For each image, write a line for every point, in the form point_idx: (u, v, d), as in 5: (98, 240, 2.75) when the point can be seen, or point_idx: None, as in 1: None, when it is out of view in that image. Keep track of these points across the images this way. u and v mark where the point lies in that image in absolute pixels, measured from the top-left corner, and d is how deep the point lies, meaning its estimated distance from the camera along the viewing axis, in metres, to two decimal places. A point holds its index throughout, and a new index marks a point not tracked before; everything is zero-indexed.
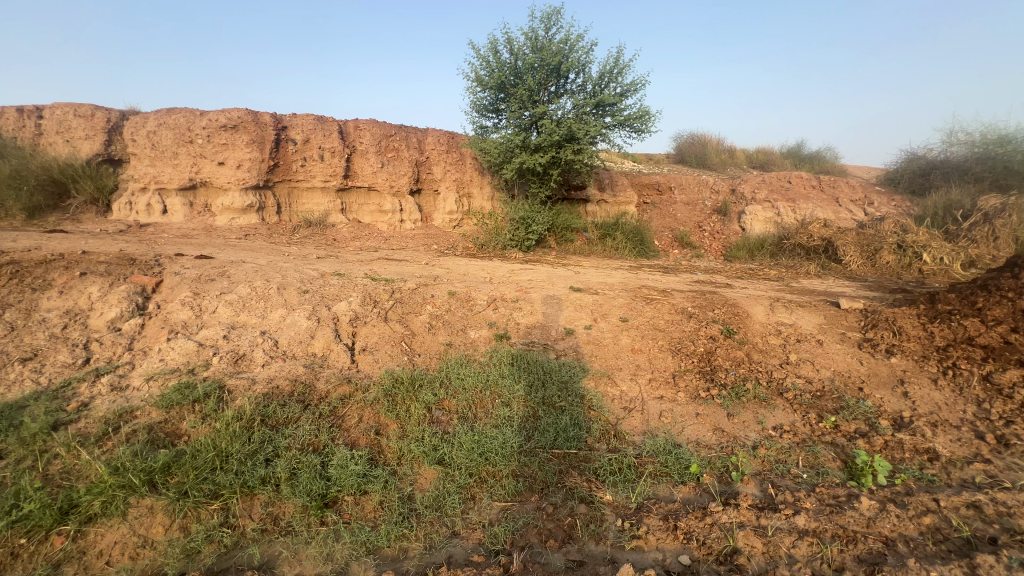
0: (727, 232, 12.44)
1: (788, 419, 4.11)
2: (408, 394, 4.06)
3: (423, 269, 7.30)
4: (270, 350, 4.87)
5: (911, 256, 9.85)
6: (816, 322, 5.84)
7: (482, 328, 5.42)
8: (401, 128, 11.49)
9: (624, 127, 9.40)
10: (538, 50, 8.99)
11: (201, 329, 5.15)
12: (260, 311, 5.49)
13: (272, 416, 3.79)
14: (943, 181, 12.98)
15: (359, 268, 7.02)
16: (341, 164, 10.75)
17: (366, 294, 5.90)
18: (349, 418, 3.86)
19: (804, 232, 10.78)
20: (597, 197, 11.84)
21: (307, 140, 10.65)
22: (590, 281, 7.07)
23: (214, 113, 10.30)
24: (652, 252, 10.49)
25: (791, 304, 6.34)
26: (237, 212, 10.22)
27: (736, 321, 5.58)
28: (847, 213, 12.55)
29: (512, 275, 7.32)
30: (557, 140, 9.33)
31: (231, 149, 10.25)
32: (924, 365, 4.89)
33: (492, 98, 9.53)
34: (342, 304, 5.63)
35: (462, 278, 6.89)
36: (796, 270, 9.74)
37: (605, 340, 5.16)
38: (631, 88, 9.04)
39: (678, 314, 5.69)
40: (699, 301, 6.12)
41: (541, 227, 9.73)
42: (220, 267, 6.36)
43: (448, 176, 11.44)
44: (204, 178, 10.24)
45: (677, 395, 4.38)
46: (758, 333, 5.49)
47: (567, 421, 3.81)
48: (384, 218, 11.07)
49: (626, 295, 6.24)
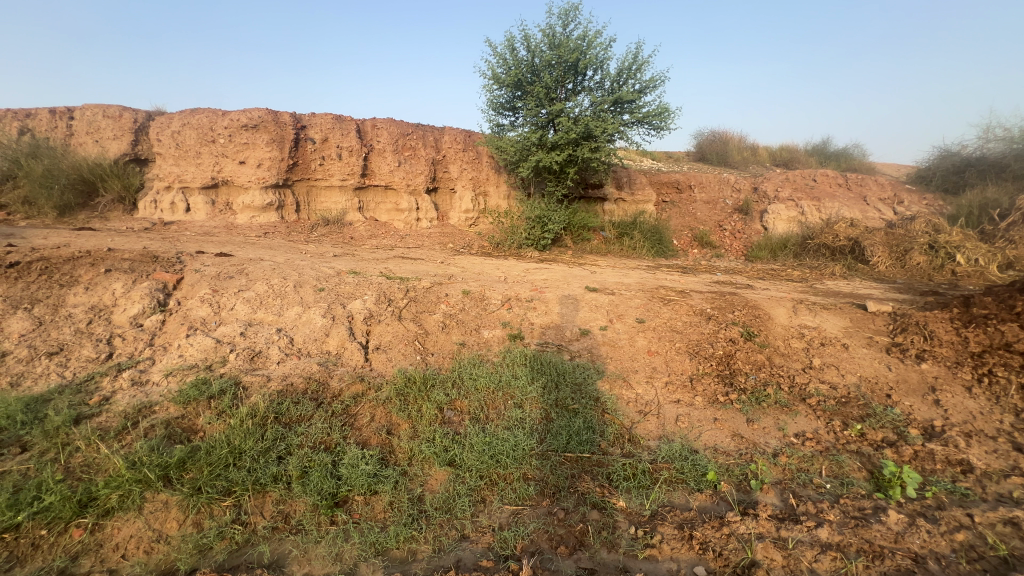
0: (748, 232, 12.17)
1: (810, 425, 3.96)
2: (420, 393, 4.05)
3: (438, 268, 7.30)
4: (285, 347, 4.93)
5: (943, 257, 9.47)
6: (842, 325, 5.64)
7: (496, 327, 5.39)
8: (418, 127, 11.53)
9: (642, 124, 9.24)
10: (555, 46, 8.89)
11: (219, 326, 5.23)
12: (277, 308, 5.55)
13: (286, 414, 3.81)
14: (979, 179, 12.44)
15: (375, 266, 7.06)
16: (359, 163, 10.84)
17: (381, 293, 5.92)
18: (362, 417, 3.86)
19: (829, 232, 10.47)
20: (614, 195, 11.71)
21: (325, 139, 10.78)
22: (606, 281, 6.97)
23: (236, 113, 10.49)
24: (670, 252, 10.30)
25: (815, 306, 6.14)
26: (257, 210, 10.41)
27: (755, 323, 5.43)
28: (876, 212, 12.14)
29: (527, 274, 7.27)
30: (574, 138, 9.22)
31: (251, 148, 10.42)
32: (957, 372, 4.67)
33: (509, 96, 9.47)
34: (357, 303, 5.67)
35: (477, 277, 6.87)
36: (820, 270, 9.45)
37: (620, 341, 5.07)
38: (650, 84, 8.87)
39: (695, 315, 5.56)
40: (718, 302, 5.98)
41: (557, 226, 9.64)
42: (238, 265, 6.46)
43: (464, 175, 11.43)
44: (226, 177, 10.44)
45: (695, 399, 4.26)
46: (780, 336, 5.32)
47: (581, 424, 3.74)
48: (400, 217, 11.13)
49: (643, 295, 6.14)
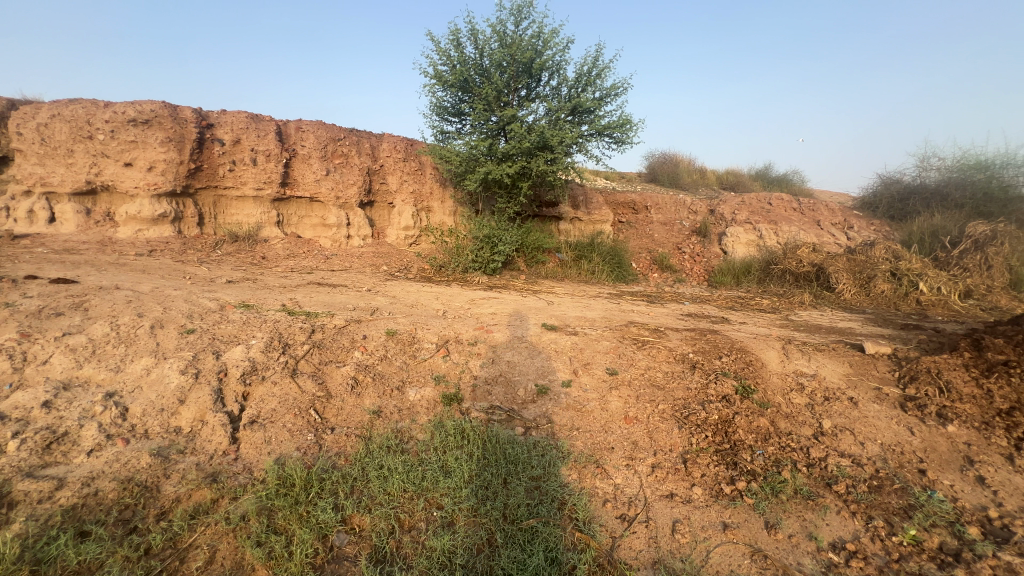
0: (708, 256, 11.58)
1: (848, 531, 2.92)
2: (298, 508, 2.67)
3: (361, 298, 5.90)
4: (111, 425, 3.36)
5: (907, 285, 9.11)
6: (842, 373, 4.77)
7: (426, 384, 4.06)
8: (351, 132, 10.11)
9: (603, 136, 8.35)
10: (506, 45, 7.86)
11: (15, 391, 3.57)
12: (115, 361, 3.94)
13: (58, 563, 2.33)
14: (923, 207, 12.55)
15: (277, 296, 5.56)
16: (278, 170, 9.23)
17: (275, 337, 4.48)
18: (194, 558, 2.42)
19: (792, 257, 9.99)
20: (570, 214, 10.81)
21: (237, 140, 9.10)
22: (566, 315, 5.84)
23: (122, 104, 8.61)
24: (631, 277, 9.41)
25: (806, 347, 5.28)
26: (145, 222, 8.54)
27: (749, 373, 4.44)
28: (831, 236, 11.91)
29: (472, 306, 6.02)
30: (527, 148, 8.17)
31: (141, 147, 8.57)
32: (991, 436, 3.83)
33: (454, 99, 8.32)
34: (237, 352, 4.19)
35: (408, 311, 5.53)
36: (789, 299, 8.83)
37: (589, 403, 3.88)
38: (612, 92, 8.00)
39: (677, 363, 4.51)
40: (700, 344, 4.98)
41: (508, 247, 8.50)
42: (79, 296, 4.76)
43: (404, 188, 10.09)
44: (106, 181, 8.53)
45: (693, 491, 3.14)
46: (778, 389, 4.36)
47: (540, 556, 2.49)
48: (327, 233, 9.61)
49: (612, 335, 5.04)
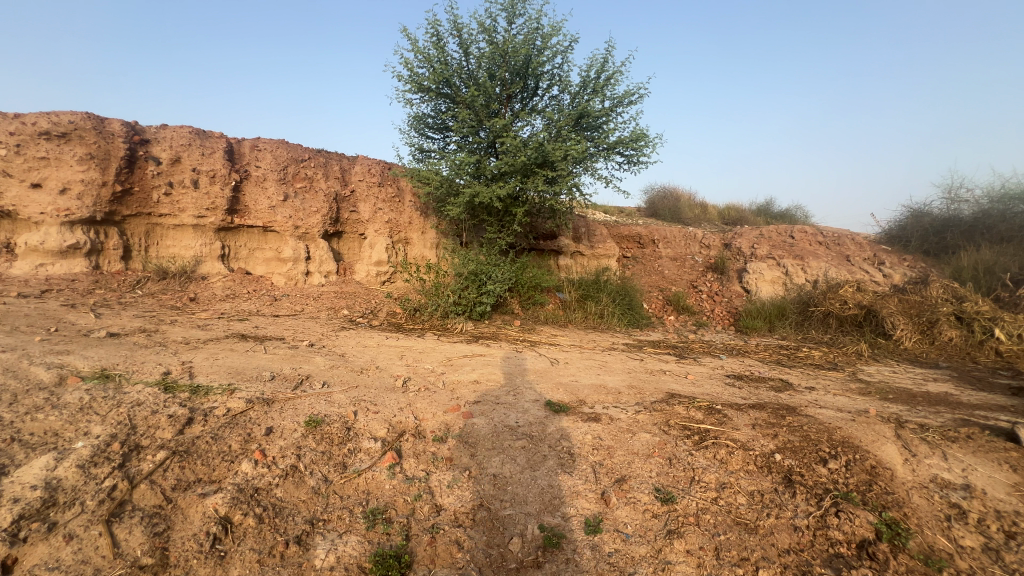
0: (728, 295, 10.07)
1: None
2: None
3: (291, 360, 4.20)
4: None
5: (981, 333, 7.56)
6: (1009, 484, 3.08)
7: (350, 531, 2.35)
8: (318, 153, 8.65)
9: (613, 154, 6.96)
10: (497, 45, 6.56)
11: None
12: None
13: None
14: (967, 239, 11.16)
15: (164, 360, 3.84)
16: (225, 194, 7.68)
17: (118, 437, 2.74)
18: None
19: (835, 297, 8.44)
20: (571, 247, 9.32)
21: (176, 159, 7.59)
22: (580, 384, 4.15)
23: (33, 114, 7.09)
24: (646, 321, 7.81)
25: (933, 436, 3.60)
26: (50, 256, 6.89)
27: (880, 494, 2.77)
28: (865, 273, 10.46)
29: (448, 369, 4.34)
30: (523, 165, 6.72)
31: (53, 165, 7.03)
32: None
33: (434, 109, 6.95)
34: (37, 470, 2.45)
35: (352, 381, 3.82)
36: (842, 350, 7.23)
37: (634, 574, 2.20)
38: (625, 98, 6.64)
39: (765, 479, 2.82)
40: (785, 435, 3.29)
41: (498, 286, 6.89)
42: None
43: (378, 217, 8.58)
44: (6, 206, 6.91)
45: None
46: (934, 522, 2.67)
47: None
48: (282, 270, 8.03)
49: (652, 423, 3.35)
